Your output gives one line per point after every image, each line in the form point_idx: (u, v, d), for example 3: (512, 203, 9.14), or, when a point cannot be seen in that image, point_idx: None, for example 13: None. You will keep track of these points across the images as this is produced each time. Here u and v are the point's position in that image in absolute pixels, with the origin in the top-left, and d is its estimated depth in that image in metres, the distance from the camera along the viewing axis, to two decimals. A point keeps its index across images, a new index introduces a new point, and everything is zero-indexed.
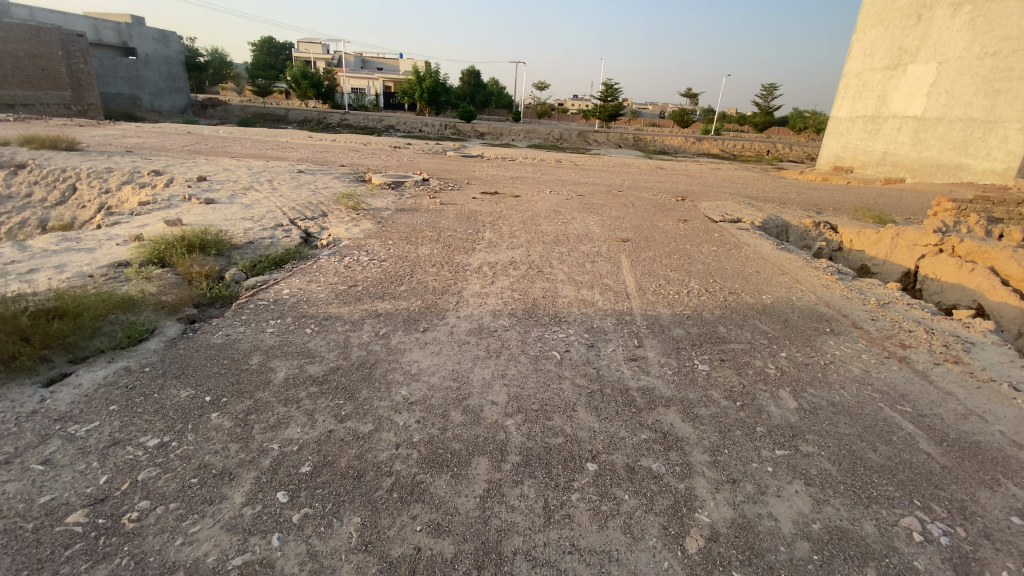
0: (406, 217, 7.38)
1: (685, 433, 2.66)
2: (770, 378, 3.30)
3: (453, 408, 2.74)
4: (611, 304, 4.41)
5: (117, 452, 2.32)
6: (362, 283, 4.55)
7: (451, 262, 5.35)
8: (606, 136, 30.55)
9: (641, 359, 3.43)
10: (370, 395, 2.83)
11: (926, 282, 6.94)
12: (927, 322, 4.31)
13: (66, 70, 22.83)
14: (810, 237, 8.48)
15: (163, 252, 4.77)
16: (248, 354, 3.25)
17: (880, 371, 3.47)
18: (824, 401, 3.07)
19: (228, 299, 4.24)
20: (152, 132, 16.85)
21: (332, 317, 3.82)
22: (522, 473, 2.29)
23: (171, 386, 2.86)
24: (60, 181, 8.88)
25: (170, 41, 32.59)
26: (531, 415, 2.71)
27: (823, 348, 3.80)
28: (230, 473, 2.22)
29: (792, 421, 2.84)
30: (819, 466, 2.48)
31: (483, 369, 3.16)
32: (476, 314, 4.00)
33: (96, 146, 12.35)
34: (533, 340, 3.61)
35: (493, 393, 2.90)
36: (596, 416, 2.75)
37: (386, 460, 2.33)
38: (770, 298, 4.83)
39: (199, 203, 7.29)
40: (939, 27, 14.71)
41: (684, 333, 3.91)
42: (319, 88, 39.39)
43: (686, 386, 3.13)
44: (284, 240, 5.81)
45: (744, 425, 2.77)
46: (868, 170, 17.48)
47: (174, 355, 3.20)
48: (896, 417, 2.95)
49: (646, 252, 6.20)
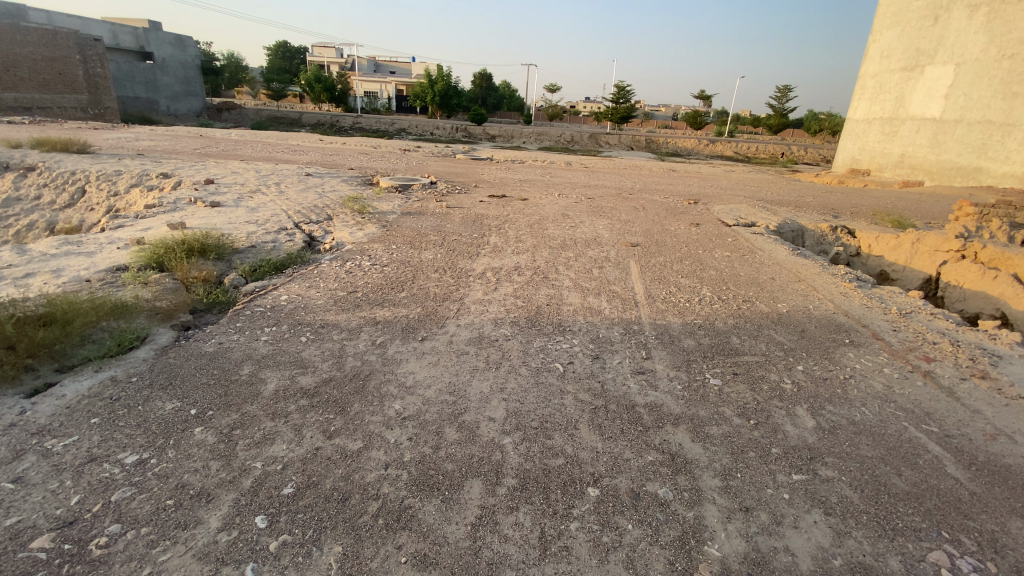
0: (411, 220, 7.28)
1: (695, 454, 2.49)
2: (786, 394, 3.11)
3: (448, 425, 2.59)
4: (618, 313, 4.24)
5: (93, 470, 2.25)
6: (362, 289, 4.44)
7: (454, 267, 5.23)
8: (617, 138, 30.29)
9: (649, 372, 3.26)
10: (361, 410, 2.69)
11: (947, 289, 6.67)
12: (952, 334, 4.06)
13: (84, 74, 23.21)
14: (827, 243, 8.19)
15: (162, 256, 4.71)
16: (239, 364, 3.14)
17: (903, 388, 3.24)
18: (844, 419, 2.87)
19: (225, 305, 4.15)
20: (165, 135, 17.00)
21: (329, 325, 3.70)
22: (518, 497, 2.14)
23: (157, 397, 2.78)
24: (69, 184, 8.96)
25: (187, 45, 33.03)
26: (531, 433, 2.56)
27: (843, 361, 3.59)
28: (208, 495, 2.12)
29: (809, 442, 2.65)
30: (839, 493, 2.29)
31: (482, 382, 3.01)
32: (477, 323, 3.86)
33: (109, 149, 12.47)
34: (536, 351, 3.45)
35: (491, 409, 2.75)
36: (599, 434, 2.58)
37: (374, 482, 2.19)
38: (786, 307, 4.61)
39: (204, 205, 7.26)
40: (956, 28, 14.34)
41: (694, 344, 3.73)
42: (333, 91, 39.72)
43: (697, 403, 2.95)
44: (286, 244, 5.73)
45: (759, 446, 2.59)
46: (885, 172, 17.03)
47: (163, 365, 3.11)
48: (922, 437, 2.74)
49: (657, 258, 6.02)
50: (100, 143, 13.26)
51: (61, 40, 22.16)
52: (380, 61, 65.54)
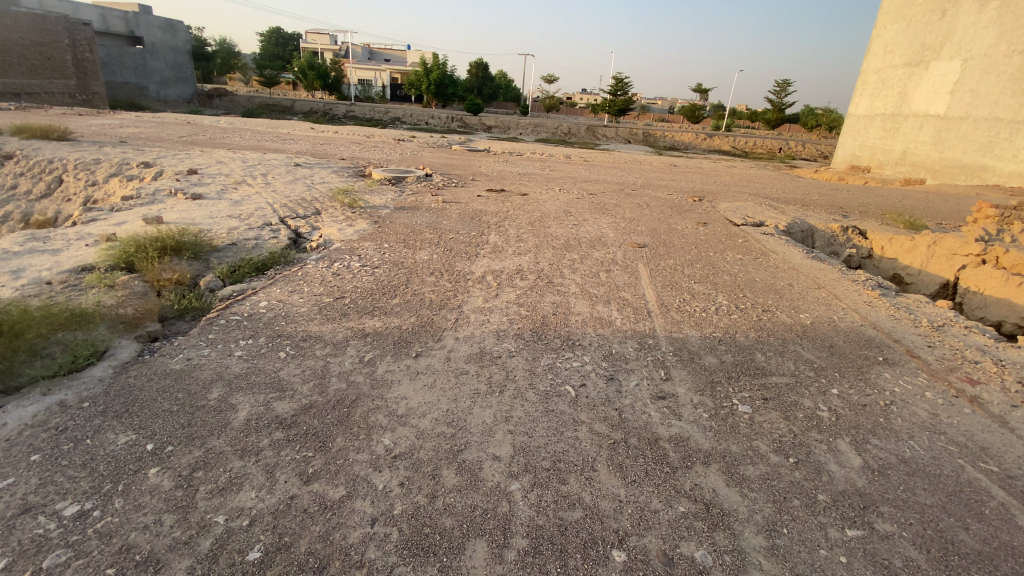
0: (405, 216, 6.88)
1: (733, 504, 2.16)
2: (824, 425, 2.79)
3: (446, 466, 2.24)
4: (630, 324, 3.89)
5: (25, 524, 1.87)
6: (351, 295, 4.06)
7: (451, 270, 4.86)
8: (616, 130, 29.83)
9: (672, 398, 2.91)
10: (345, 446, 2.33)
11: (967, 295, 6.53)
12: (992, 351, 3.76)
13: (72, 59, 22.36)
14: (838, 243, 7.82)
15: (132, 256, 4.30)
16: (208, 387, 2.75)
17: (951, 417, 2.93)
18: (893, 457, 2.56)
19: (199, 311, 3.75)
20: (150, 121, 16.37)
21: (312, 338, 3.32)
22: (529, 566, 1.78)
23: (110, 428, 2.39)
24: (47, 172, 8.47)
25: (179, 31, 32.12)
26: (542, 476, 2.21)
27: (880, 384, 3.27)
28: (156, 562, 1.75)
29: (859, 486, 2.34)
30: (903, 555, 1.98)
31: (484, 410, 2.65)
32: (477, 337, 3.50)
33: (89, 136, 11.89)
34: (543, 370, 3.09)
35: (495, 444, 2.39)
36: (620, 478, 2.24)
37: (357, 544, 1.84)
38: (809, 318, 4.28)
39: (184, 198, 6.78)
40: (964, 23, 13.97)
41: (717, 362, 3.38)
42: (326, 79, 38.90)
43: (726, 436, 2.61)
44: (270, 241, 5.32)
45: (803, 492, 2.26)
46: (885, 169, 16.68)
47: (121, 387, 2.71)
48: (981, 480, 2.44)
49: (666, 260, 5.65)
50: (84, 130, 12.65)
51: (51, 24, 21.43)
52: (376, 48, 64.40)
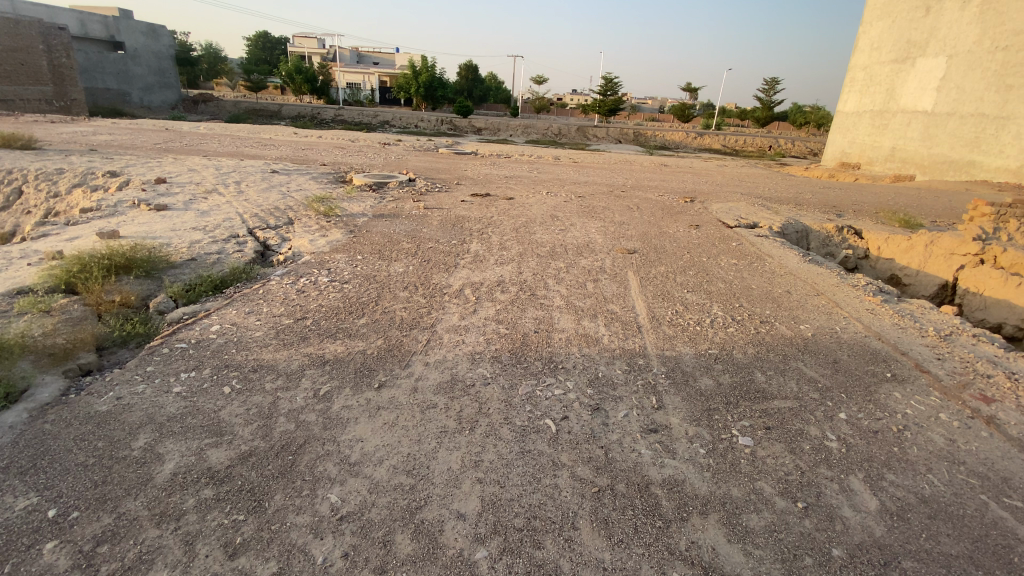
0: (384, 225, 6.53)
1: (735, 566, 1.84)
2: (833, 459, 2.48)
3: (401, 529, 1.91)
4: (618, 342, 3.57)
5: None
6: (312, 315, 3.71)
7: (427, 283, 4.53)
8: (606, 131, 29.60)
9: (664, 430, 2.59)
10: (284, 506, 1.99)
11: (966, 295, 6.29)
12: (1003, 363, 3.48)
13: (48, 65, 21.82)
14: (834, 244, 7.57)
15: (74, 276, 3.94)
16: (136, 433, 2.39)
17: (968, 443, 2.64)
18: (912, 496, 2.26)
19: (144, 337, 3.40)
20: (125, 128, 15.91)
21: (263, 368, 2.98)
22: None
23: (6, 491, 2.02)
24: (4, 183, 8.00)
25: (161, 35, 31.47)
26: (513, 539, 1.89)
27: (892, 406, 2.96)
28: None
29: (877, 536, 2.03)
30: None
31: (450, 454, 2.32)
32: (449, 361, 3.16)
33: (59, 144, 11.44)
34: (521, 402, 2.76)
35: (461, 498, 2.07)
36: (605, 538, 1.92)
37: None
38: (810, 329, 4.00)
39: (148, 209, 6.41)
40: (947, 20, 13.86)
41: (713, 385, 3.07)
42: (314, 83, 38.45)
43: (726, 477, 2.30)
44: (234, 255, 4.97)
45: (815, 547, 1.95)
46: (875, 166, 16.48)
47: (34, 435, 2.35)
48: (1009, 518, 2.16)
49: (656, 267, 5.37)
50: (53, 138, 12.18)
51: (24, 28, 20.87)
52: (364, 53, 64.03)
